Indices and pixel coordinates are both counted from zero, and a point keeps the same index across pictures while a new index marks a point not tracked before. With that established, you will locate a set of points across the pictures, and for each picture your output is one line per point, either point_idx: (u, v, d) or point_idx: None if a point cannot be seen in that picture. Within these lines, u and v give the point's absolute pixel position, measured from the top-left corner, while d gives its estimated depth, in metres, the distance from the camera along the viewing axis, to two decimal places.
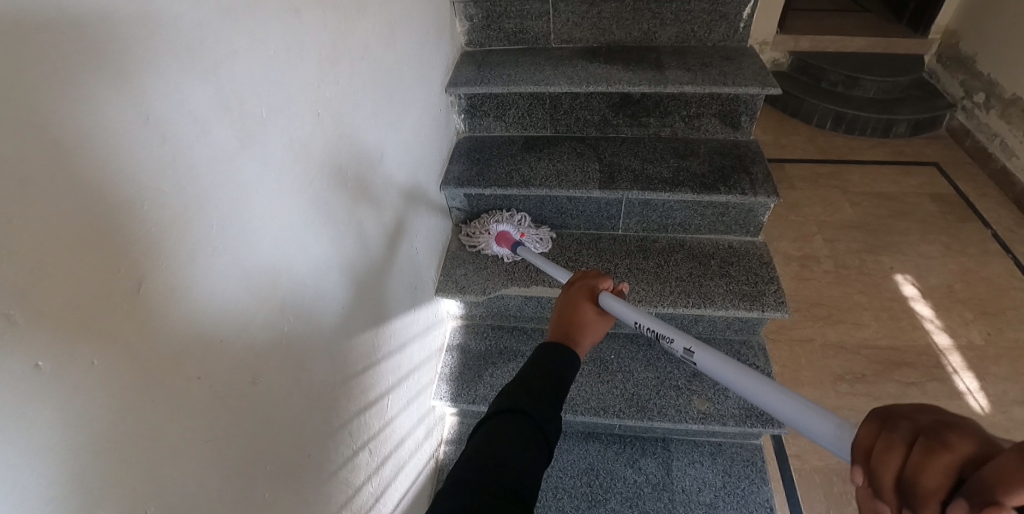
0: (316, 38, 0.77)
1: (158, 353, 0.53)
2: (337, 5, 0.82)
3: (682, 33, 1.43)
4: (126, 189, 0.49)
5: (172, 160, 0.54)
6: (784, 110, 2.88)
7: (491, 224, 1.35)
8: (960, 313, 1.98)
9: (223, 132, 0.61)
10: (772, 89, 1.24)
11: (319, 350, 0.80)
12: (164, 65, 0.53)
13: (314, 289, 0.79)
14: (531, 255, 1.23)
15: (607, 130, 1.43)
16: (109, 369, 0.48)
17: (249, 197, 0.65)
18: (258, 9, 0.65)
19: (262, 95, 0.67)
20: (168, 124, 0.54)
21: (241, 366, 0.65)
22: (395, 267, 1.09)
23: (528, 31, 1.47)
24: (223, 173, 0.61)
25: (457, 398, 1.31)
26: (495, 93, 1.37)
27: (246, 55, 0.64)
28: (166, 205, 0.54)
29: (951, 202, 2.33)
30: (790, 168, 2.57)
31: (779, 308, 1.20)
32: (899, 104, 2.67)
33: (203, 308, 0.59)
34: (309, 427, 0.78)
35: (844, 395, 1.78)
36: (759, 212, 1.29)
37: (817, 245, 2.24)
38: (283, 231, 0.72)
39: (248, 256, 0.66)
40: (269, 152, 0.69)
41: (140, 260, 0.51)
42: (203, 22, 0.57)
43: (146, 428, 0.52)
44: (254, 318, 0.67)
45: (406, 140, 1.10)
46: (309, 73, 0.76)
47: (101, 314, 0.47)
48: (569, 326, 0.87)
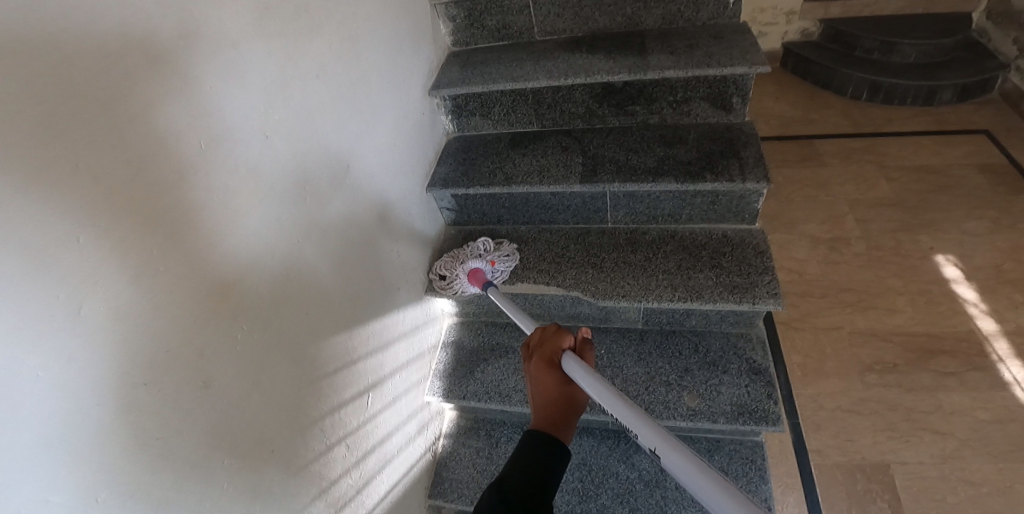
0: (263, 60, 0.81)
1: (158, 313, 0.65)
2: (283, 30, 0.85)
3: (668, 14, 1.37)
4: (67, 219, 0.54)
5: (113, 190, 0.59)
6: (814, 81, 2.69)
7: (461, 267, 1.28)
8: (1009, 295, 1.81)
9: (210, 130, 0.72)
10: (761, 67, 1.18)
11: (297, 338, 0.89)
12: (158, 75, 0.65)
13: (295, 278, 0.89)
14: (500, 298, 1.17)
15: (593, 121, 1.40)
16: (58, 380, 0.54)
17: (199, 216, 0.71)
18: (239, 29, 0.77)
19: (245, 100, 0.78)
20: (161, 123, 0.65)
21: (228, 337, 0.75)
22: (377, 272, 1.14)
23: (511, 26, 1.46)
24: (168, 196, 0.66)
25: (450, 393, 1.35)
26: (477, 92, 1.37)
27: (186, 84, 0.68)
28: (110, 231, 0.59)
29: (1003, 172, 2.12)
30: (820, 144, 2.41)
31: (771, 300, 1.15)
32: (943, 68, 2.44)
33: (153, 321, 0.64)
34: (285, 412, 0.86)
35: (872, 387, 1.67)
36: (752, 199, 1.24)
37: (847, 227, 2.09)
38: (265, 220, 0.82)
39: (233, 238, 0.76)
40: (251, 149, 0.79)
41: (86, 283, 0.57)
42: (135, 60, 0.62)
43: (145, 375, 0.63)
44: (211, 327, 0.72)
45: (377, 151, 1.13)
46: (260, 93, 0.81)
47: (51, 331, 0.53)
48: (547, 410, 0.84)
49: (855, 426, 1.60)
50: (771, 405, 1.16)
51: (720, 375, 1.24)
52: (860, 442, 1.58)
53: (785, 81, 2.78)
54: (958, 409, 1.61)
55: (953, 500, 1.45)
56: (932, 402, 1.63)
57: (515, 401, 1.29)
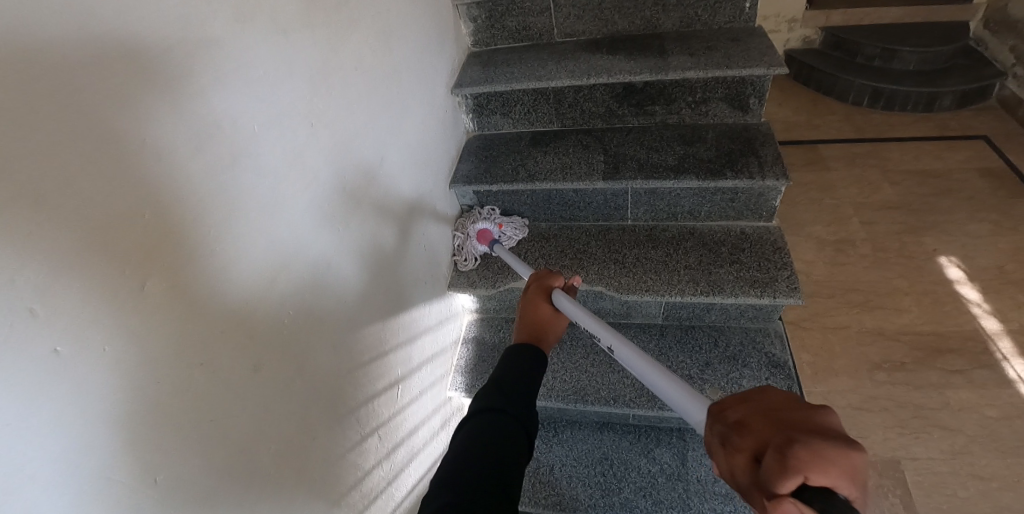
0: (293, 57, 0.80)
1: (185, 321, 0.62)
2: (326, 23, 0.87)
3: (686, 18, 1.41)
4: (128, 202, 0.56)
5: (170, 172, 0.61)
6: (817, 88, 2.75)
7: (470, 225, 1.40)
8: (1012, 296, 1.85)
9: (237, 133, 0.70)
10: (779, 68, 1.21)
11: (328, 338, 0.88)
12: (182, 77, 0.62)
13: (322, 282, 0.87)
14: (503, 252, 1.26)
15: (613, 120, 1.43)
16: (122, 358, 0.55)
17: (248, 202, 0.72)
18: (269, 27, 0.75)
19: (274, 101, 0.77)
20: (187, 127, 0.63)
21: (256, 346, 0.73)
22: (401, 268, 1.14)
23: (532, 27, 1.49)
24: (221, 182, 0.68)
25: (472, 388, 1.36)
26: (499, 90, 1.40)
27: (239, 74, 0.70)
28: (167, 214, 0.60)
29: (1003, 176, 2.17)
30: (824, 149, 2.45)
31: (791, 294, 1.18)
32: (943, 75, 2.50)
33: (205, 304, 0.65)
34: (320, 412, 0.85)
35: (881, 385, 1.70)
36: (771, 196, 1.26)
37: (853, 229, 2.13)
38: (290, 225, 0.80)
39: (261, 245, 0.74)
40: (278, 151, 0.77)
41: (145, 263, 0.58)
42: (193, 49, 0.63)
43: (172, 391, 0.61)
44: (258, 311, 0.74)
45: (405, 146, 1.14)
46: (293, 92, 0.80)
47: (115, 310, 0.54)
48: (531, 328, 0.88)
49: (866, 423, 1.63)
50: None
51: (740, 369, 1.26)
52: (871, 439, 1.60)
53: (788, 88, 2.84)
54: (966, 406, 1.64)
55: (963, 495, 1.47)
56: (941, 399, 1.66)
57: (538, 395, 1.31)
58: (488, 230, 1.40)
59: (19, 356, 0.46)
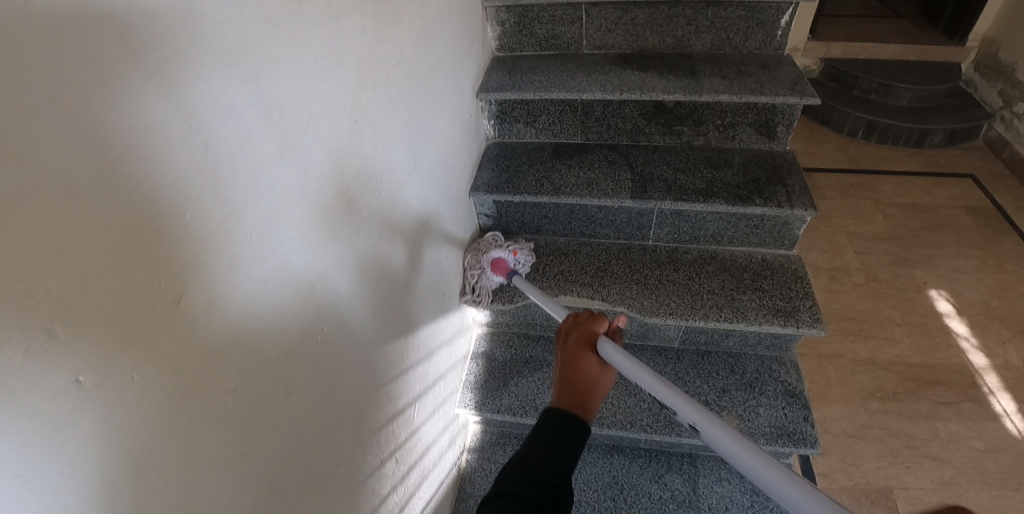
0: (319, 48, 0.73)
1: (198, 359, 0.54)
2: (375, 14, 0.87)
3: (717, 40, 1.42)
4: (165, 202, 0.49)
5: (213, 170, 0.55)
6: (813, 117, 2.82)
7: (483, 255, 1.31)
8: (996, 331, 1.87)
9: (261, 141, 0.62)
10: (811, 98, 1.21)
11: (342, 360, 0.83)
12: (208, 72, 0.53)
13: (339, 301, 0.82)
14: (524, 284, 1.20)
15: (639, 138, 1.41)
16: (152, 379, 0.49)
17: (282, 204, 0.67)
18: (303, 20, 0.69)
19: (300, 103, 0.69)
20: (211, 133, 0.54)
21: (273, 377, 0.67)
22: (415, 284, 1.09)
23: (560, 37, 1.47)
24: (259, 181, 0.62)
25: (482, 407, 1.31)
26: (526, 99, 1.36)
27: (285, 64, 0.66)
28: (206, 218, 0.54)
29: (989, 215, 2.25)
30: (819, 177, 2.49)
31: (814, 325, 1.17)
32: (935, 113, 2.60)
33: (236, 317, 0.60)
34: (332, 438, 0.82)
35: (874, 414, 1.68)
36: (795, 225, 1.26)
37: (847, 258, 2.13)
38: (310, 241, 0.73)
39: (280, 266, 0.67)
40: (305, 160, 0.71)
41: (180, 272, 0.52)
42: (245, 33, 0.58)
43: (180, 440, 0.53)
44: (285, 323, 0.69)
45: (428, 161, 1.11)
46: (320, 95, 0.74)
47: (147, 326, 0.48)
48: (576, 384, 0.82)
49: (858, 451, 1.61)
50: (809, 428, 1.18)
51: (757, 397, 1.25)
52: (864, 467, 1.58)
53: None
54: (954, 438, 1.64)
55: None
56: (931, 431, 1.65)
57: None
58: (502, 259, 1.33)
59: (38, 390, 0.39)
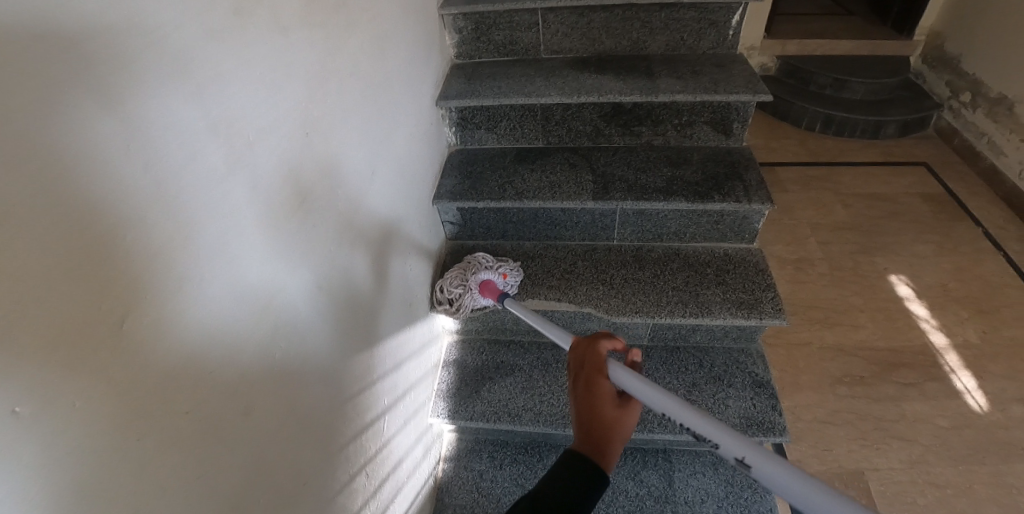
0: (265, 57, 0.71)
1: (149, 380, 0.53)
2: (326, 25, 0.87)
3: (672, 41, 1.45)
4: (105, 223, 0.48)
5: (158, 186, 0.53)
6: (773, 113, 2.89)
7: (472, 277, 1.25)
8: (955, 312, 1.92)
9: (210, 156, 0.61)
10: (763, 94, 1.24)
11: (303, 375, 0.82)
12: (149, 88, 0.52)
13: (299, 316, 0.80)
14: (519, 309, 1.12)
15: (599, 139, 1.43)
16: (100, 403, 0.47)
17: (236, 220, 0.66)
18: (246, 29, 0.67)
19: (249, 117, 0.68)
20: (154, 149, 0.53)
21: (232, 395, 0.66)
22: (378, 296, 1.07)
23: (518, 42, 1.49)
24: (210, 196, 0.61)
25: (455, 415, 1.30)
26: (486, 105, 1.37)
27: (232, 76, 0.64)
28: (152, 237, 0.53)
29: (942, 201, 2.34)
30: (781, 171, 2.55)
31: (776, 315, 1.19)
32: (888, 105, 2.70)
33: (189, 337, 0.58)
34: (296, 455, 0.80)
35: (843, 399, 1.70)
36: (754, 219, 1.29)
37: (811, 248, 2.18)
38: (265, 255, 0.72)
39: (234, 283, 0.66)
40: (255, 174, 0.69)
41: (123, 293, 0.50)
42: (187, 45, 0.57)
43: (132, 465, 0.51)
44: (243, 341, 0.68)
45: (389, 171, 1.11)
46: (269, 106, 0.73)
47: (88, 350, 0.46)
48: (594, 431, 0.75)
49: (830, 436, 1.62)
50: (777, 416, 1.20)
51: (726, 389, 1.27)
52: (836, 451, 1.59)
53: None
54: (920, 417, 1.66)
55: (923, 503, 1.47)
56: (899, 412, 1.67)
57: (526, 420, 1.28)
58: (491, 280, 1.27)
59: None
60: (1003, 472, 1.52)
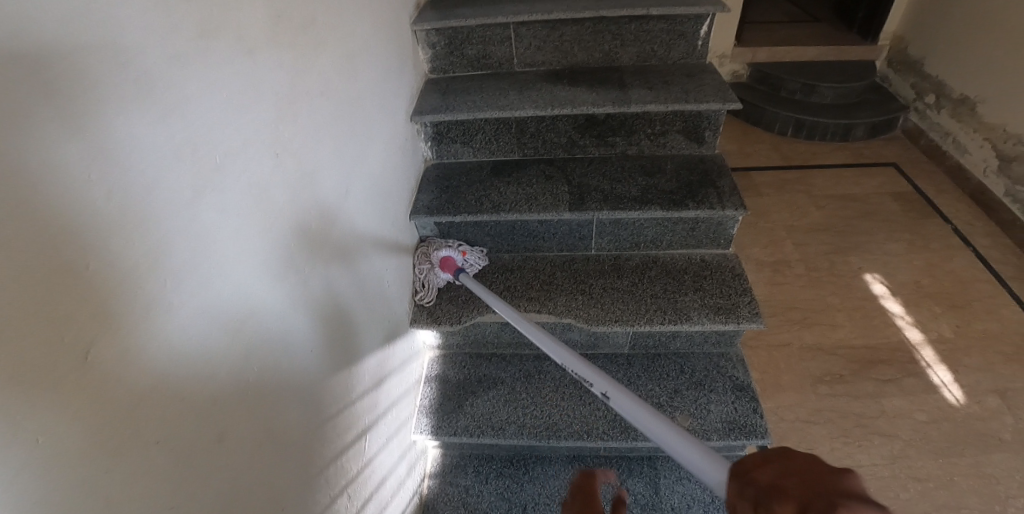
0: (234, 77, 0.70)
1: (116, 412, 0.51)
2: (295, 44, 0.86)
3: (643, 52, 1.48)
4: (68, 254, 0.47)
5: (124, 214, 0.52)
6: (746, 119, 2.95)
7: (432, 253, 1.36)
8: (929, 307, 1.96)
9: (179, 180, 0.60)
10: (732, 103, 1.27)
11: (280, 397, 0.81)
12: (114, 114, 0.51)
13: (273, 337, 0.79)
14: (494, 301, 1.15)
15: (574, 150, 1.45)
16: (62, 439, 0.46)
17: (206, 244, 0.64)
18: (213, 50, 0.66)
19: (218, 139, 0.67)
20: (120, 176, 0.52)
21: (206, 422, 0.64)
22: (355, 313, 1.06)
23: (491, 56, 1.50)
24: (179, 221, 0.60)
25: (438, 430, 1.29)
26: (461, 119, 1.37)
27: (199, 99, 0.63)
28: (116, 266, 0.51)
29: (912, 200, 2.40)
30: (756, 175, 2.60)
31: (753, 319, 1.21)
32: (856, 108, 2.77)
33: (156, 365, 0.57)
34: (274, 480, 0.79)
35: (824, 398, 1.72)
36: (729, 224, 1.31)
37: (787, 250, 2.22)
38: (238, 278, 0.71)
39: (207, 308, 0.65)
40: (226, 196, 0.68)
41: (88, 324, 0.49)
42: (151, 69, 0.56)
43: (102, 501, 0.50)
44: (215, 366, 0.66)
45: (363, 188, 1.11)
46: (239, 127, 0.72)
47: (50, 386, 0.45)
48: None
49: (813, 435, 1.63)
50: (758, 419, 1.21)
51: (707, 394, 1.28)
52: (819, 450, 1.60)
53: None
54: (900, 413, 1.68)
55: (906, 497, 1.48)
56: (879, 408, 1.69)
57: (509, 433, 1.27)
58: (452, 258, 1.37)
59: None
60: (982, 463, 1.54)
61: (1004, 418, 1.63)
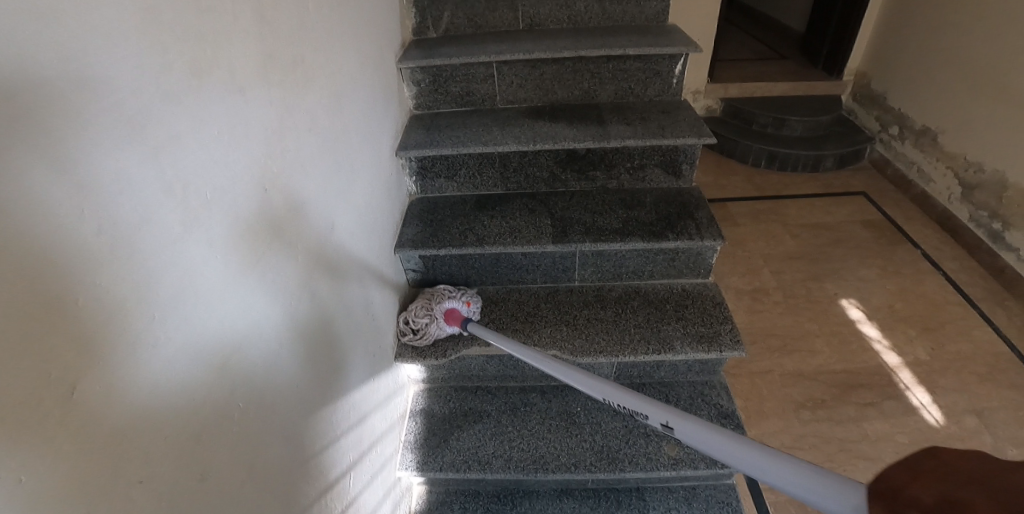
0: (222, 113, 0.71)
1: (97, 452, 0.50)
2: (283, 82, 0.88)
3: (620, 90, 1.54)
4: (56, 291, 0.47)
5: (111, 250, 0.52)
6: (721, 151, 3.06)
7: (437, 306, 1.32)
8: (903, 331, 2.01)
9: (166, 218, 0.60)
10: (707, 138, 1.32)
11: (262, 434, 0.79)
12: (107, 152, 0.52)
13: (257, 373, 0.79)
14: (487, 335, 1.19)
15: (556, 185, 1.49)
16: (41, 481, 0.45)
17: (194, 279, 0.65)
18: (204, 89, 0.67)
19: (207, 176, 0.68)
20: (109, 214, 0.52)
21: (187, 462, 0.63)
22: (340, 347, 1.06)
23: (474, 93, 1.55)
24: (167, 257, 0.60)
25: (424, 467, 1.27)
26: (445, 154, 1.41)
27: (188, 136, 0.64)
28: (103, 303, 0.51)
29: (882, 227, 2.49)
30: (731, 206, 2.67)
31: (735, 347, 1.23)
32: (825, 140, 2.90)
33: (141, 401, 0.56)
34: None
35: (807, 423, 1.73)
36: (708, 254, 1.35)
37: (765, 278, 2.27)
38: (224, 313, 0.71)
39: (192, 343, 0.64)
40: (212, 232, 0.69)
41: (74, 361, 0.48)
42: (143, 107, 0.57)
43: None
44: (200, 403, 0.66)
45: (349, 223, 1.12)
46: (226, 164, 0.72)
47: (34, 422, 0.45)
48: None
49: (798, 461, 1.64)
50: None
51: None
52: None
53: None
54: (882, 436, 1.69)
55: None
56: (861, 432, 1.70)
57: (496, 467, 1.26)
58: (456, 309, 1.34)
59: None
60: None
61: (982, 438, 1.66)
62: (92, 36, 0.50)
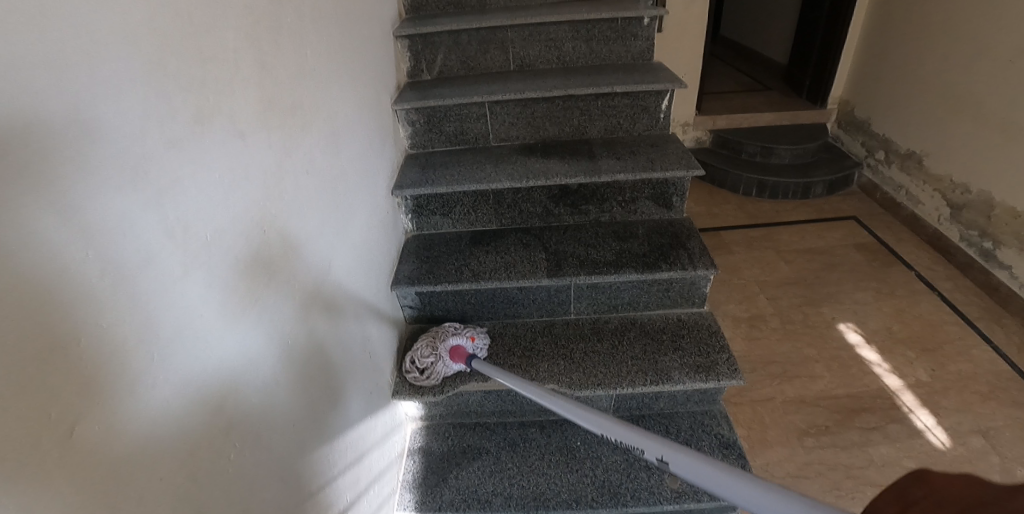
0: (223, 158, 0.74)
1: (94, 491, 0.51)
2: (282, 127, 0.92)
3: (610, 125, 1.58)
4: (60, 331, 0.48)
5: (114, 290, 0.54)
6: (712, 181, 3.12)
7: (442, 344, 1.31)
8: (903, 353, 2.01)
9: (167, 260, 0.62)
10: (695, 170, 1.36)
11: (258, 477, 0.79)
12: (113, 196, 0.54)
13: (254, 414, 0.79)
14: (484, 366, 1.20)
15: (550, 219, 1.52)
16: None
17: (193, 319, 0.66)
18: (205, 134, 0.70)
19: (206, 219, 0.69)
20: (112, 256, 0.54)
21: (181, 503, 0.63)
22: (338, 388, 1.06)
23: (468, 132, 1.60)
24: (167, 295, 0.62)
25: (423, 506, 1.25)
26: (440, 192, 1.44)
27: (189, 180, 0.66)
28: (104, 345, 0.52)
29: (875, 250, 2.52)
30: (725, 234, 2.71)
31: (733, 376, 1.24)
32: (814, 167, 2.96)
33: (138, 441, 0.57)
34: None
35: (811, 450, 1.71)
36: (701, 283, 1.37)
37: (761, 305, 2.28)
38: (222, 353, 0.72)
39: (190, 381, 0.65)
40: (211, 274, 0.70)
41: (73, 402, 0.49)
42: (146, 154, 0.59)
43: None
44: (194, 445, 0.65)
45: (346, 263, 1.14)
46: (225, 207, 0.74)
47: (32, 463, 0.45)
48: None
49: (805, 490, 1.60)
50: None
51: None
52: None
53: None
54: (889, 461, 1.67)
55: None
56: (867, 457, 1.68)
57: (496, 505, 1.24)
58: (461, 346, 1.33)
59: None
60: None
61: (990, 459, 1.63)
62: (100, 88, 0.52)
